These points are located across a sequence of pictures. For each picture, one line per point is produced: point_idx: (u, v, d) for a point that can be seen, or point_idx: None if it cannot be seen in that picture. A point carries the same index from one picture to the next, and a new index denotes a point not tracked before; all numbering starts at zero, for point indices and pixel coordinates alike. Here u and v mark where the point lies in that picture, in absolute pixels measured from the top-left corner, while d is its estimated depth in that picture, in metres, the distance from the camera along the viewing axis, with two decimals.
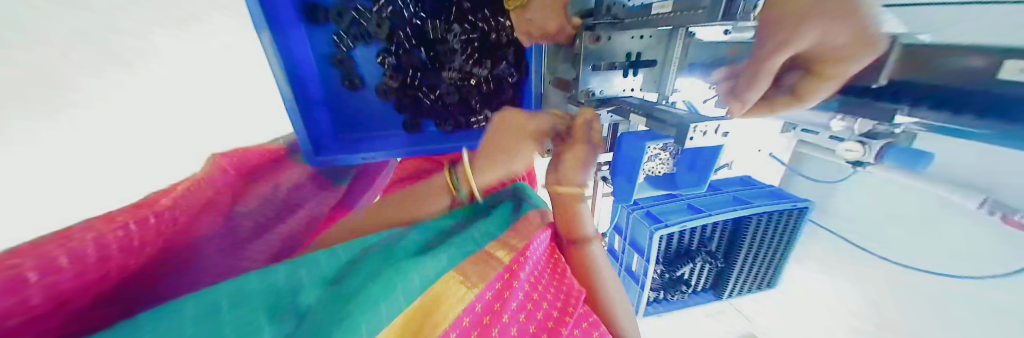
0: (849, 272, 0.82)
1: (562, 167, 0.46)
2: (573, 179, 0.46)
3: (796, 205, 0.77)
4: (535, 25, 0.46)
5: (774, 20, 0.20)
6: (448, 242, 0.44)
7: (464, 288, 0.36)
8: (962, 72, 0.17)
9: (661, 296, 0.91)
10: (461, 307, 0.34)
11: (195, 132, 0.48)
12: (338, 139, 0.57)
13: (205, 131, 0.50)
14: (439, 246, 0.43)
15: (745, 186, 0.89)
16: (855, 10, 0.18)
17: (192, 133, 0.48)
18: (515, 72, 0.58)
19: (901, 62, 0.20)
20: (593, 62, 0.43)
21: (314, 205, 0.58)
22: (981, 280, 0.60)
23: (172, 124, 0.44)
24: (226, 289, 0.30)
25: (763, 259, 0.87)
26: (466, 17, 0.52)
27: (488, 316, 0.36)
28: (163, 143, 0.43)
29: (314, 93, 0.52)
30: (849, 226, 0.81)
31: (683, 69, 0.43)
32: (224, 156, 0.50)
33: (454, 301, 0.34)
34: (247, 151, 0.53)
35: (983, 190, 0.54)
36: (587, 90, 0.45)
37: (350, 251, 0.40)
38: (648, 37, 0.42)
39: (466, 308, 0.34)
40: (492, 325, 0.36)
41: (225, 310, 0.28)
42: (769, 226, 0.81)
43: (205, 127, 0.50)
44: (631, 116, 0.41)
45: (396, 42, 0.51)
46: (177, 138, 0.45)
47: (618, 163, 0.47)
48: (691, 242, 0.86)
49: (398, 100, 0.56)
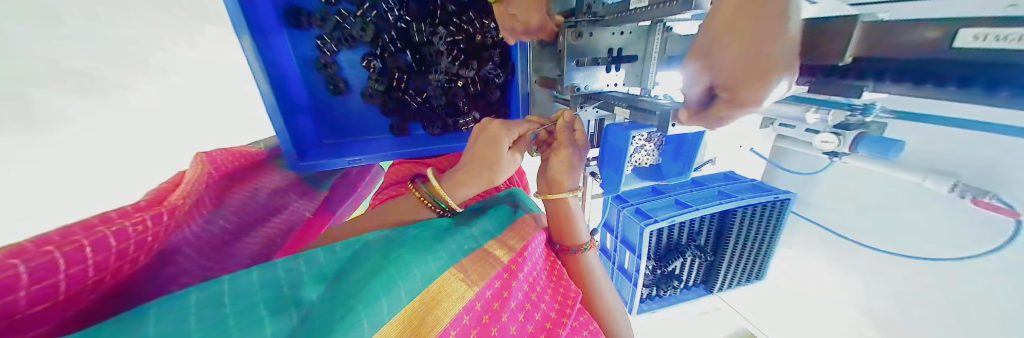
0: (832, 261, 0.88)
1: (552, 172, 0.50)
2: (562, 185, 0.50)
3: (776, 197, 0.81)
4: (517, 21, 0.42)
5: (725, 29, 0.20)
6: (449, 237, 0.42)
7: (464, 285, 0.35)
8: (917, 44, 0.19)
9: (654, 293, 0.93)
10: (461, 304, 0.33)
11: (180, 137, 0.53)
12: (320, 144, 0.56)
13: (184, 133, 0.53)
14: (443, 239, 0.42)
15: (728, 181, 0.93)
16: (759, 49, 0.19)
17: (164, 141, 0.51)
18: (502, 73, 0.57)
19: (867, 33, 0.21)
20: (576, 58, 0.41)
21: (292, 211, 0.58)
22: (963, 259, 0.65)
23: (130, 135, 0.46)
24: (223, 285, 0.29)
25: (750, 252, 0.90)
26: (451, 19, 0.52)
27: (488, 314, 0.35)
28: (142, 157, 0.47)
29: (301, 99, 0.53)
30: (830, 216, 0.87)
31: (663, 63, 0.41)
32: (208, 155, 0.47)
33: (455, 299, 0.34)
34: (231, 152, 0.50)
35: (955, 175, 0.62)
36: (572, 86, 0.43)
37: (350, 247, 0.37)
38: (629, 33, 0.40)
39: (466, 305, 0.34)
40: (491, 324, 0.35)
41: (227, 304, 0.27)
42: (753, 219, 0.84)
43: (190, 131, 0.55)
44: (614, 109, 0.40)
45: (381, 45, 0.52)
46: (146, 149, 0.48)
47: (605, 156, 0.45)
48: (680, 237, 0.88)
49: (385, 105, 0.57)
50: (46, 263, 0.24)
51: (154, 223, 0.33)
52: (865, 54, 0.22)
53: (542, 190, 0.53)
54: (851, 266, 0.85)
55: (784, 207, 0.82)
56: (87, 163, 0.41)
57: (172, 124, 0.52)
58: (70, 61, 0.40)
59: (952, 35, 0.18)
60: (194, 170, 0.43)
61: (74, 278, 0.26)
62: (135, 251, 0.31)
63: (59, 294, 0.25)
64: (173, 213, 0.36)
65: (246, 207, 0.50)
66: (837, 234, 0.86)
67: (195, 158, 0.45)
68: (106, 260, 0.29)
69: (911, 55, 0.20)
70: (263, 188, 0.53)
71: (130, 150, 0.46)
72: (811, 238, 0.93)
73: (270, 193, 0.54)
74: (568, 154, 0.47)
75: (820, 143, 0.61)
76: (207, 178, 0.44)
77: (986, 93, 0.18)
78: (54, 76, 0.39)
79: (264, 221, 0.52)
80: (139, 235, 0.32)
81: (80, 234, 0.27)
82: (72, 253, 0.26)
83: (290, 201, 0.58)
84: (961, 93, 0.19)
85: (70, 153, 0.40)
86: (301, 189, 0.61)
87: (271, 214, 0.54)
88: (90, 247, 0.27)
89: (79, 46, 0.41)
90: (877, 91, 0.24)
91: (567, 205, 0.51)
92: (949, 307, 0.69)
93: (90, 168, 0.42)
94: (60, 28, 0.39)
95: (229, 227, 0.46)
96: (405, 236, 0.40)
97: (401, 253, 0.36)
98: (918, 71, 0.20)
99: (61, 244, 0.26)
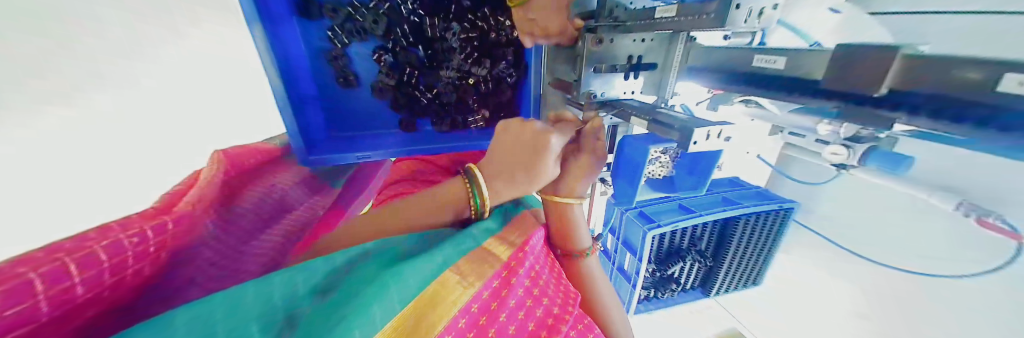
0: (830, 269, 0.90)
1: (567, 178, 0.50)
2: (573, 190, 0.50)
3: (781, 206, 0.80)
4: (537, 25, 0.43)
5: None
6: (446, 239, 0.43)
7: (460, 287, 0.35)
8: (958, 83, 0.18)
9: (651, 294, 0.94)
10: (456, 308, 0.33)
11: (191, 136, 0.55)
12: (328, 138, 0.56)
13: (195, 133, 0.56)
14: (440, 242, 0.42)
15: (732, 187, 0.93)
16: None
17: (180, 138, 0.53)
18: (514, 73, 0.56)
19: (905, 71, 0.21)
20: (594, 63, 0.40)
21: (307, 206, 0.59)
22: (963, 278, 0.66)
23: (139, 132, 0.48)
24: (220, 300, 0.30)
25: (749, 259, 0.91)
26: (465, 16, 0.51)
27: (484, 316, 0.35)
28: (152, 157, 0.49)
29: (311, 92, 0.52)
30: (833, 227, 0.87)
31: (684, 74, 0.41)
32: (226, 152, 0.51)
33: (450, 302, 0.33)
34: (246, 149, 0.54)
35: (961, 193, 0.62)
36: (589, 92, 0.43)
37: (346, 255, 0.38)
38: (649, 41, 0.39)
39: (461, 308, 0.33)
40: (488, 325, 0.34)
41: (218, 320, 0.27)
42: (756, 227, 0.84)
43: (198, 132, 0.57)
44: (631, 119, 0.39)
45: (393, 40, 0.51)
46: (152, 151, 0.49)
47: (619, 167, 0.47)
48: (682, 242, 0.88)
49: (394, 100, 0.56)
50: (56, 269, 0.25)
51: (156, 234, 0.34)
52: (906, 88, 0.21)
53: (547, 191, 0.51)
54: (857, 277, 0.84)
55: (786, 216, 0.83)
56: (102, 158, 0.43)
57: (175, 121, 0.53)
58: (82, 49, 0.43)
59: (997, 78, 0.17)
60: (209, 169, 0.47)
61: (56, 300, 0.25)
62: (135, 263, 0.32)
63: (43, 316, 0.24)
64: (177, 223, 0.37)
65: (261, 204, 0.52)
66: (838, 245, 0.86)
67: (213, 155, 0.50)
68: (100, 275, 0.28)
69: (952, 94, 0.19)
70: (278, 185, 0.56)
71: (139, 146, 0.47)
72: (813, 246, 0.93)
73: (285, 189, 0.57)
74: (586, 160, 0.48)
75: (830, 155, 0.61)
76: (219, 181, 0.47)
77: (1022, 137, 0.17)
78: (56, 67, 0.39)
79: (279, 216, 0.54)
80: (136, 247, 0.32)
81: (65, 250, 0.27)
82: (55, 272, 0.25)
83: (302, 197, 0.59)
84: (998, 134, 0.19)
85: (57, 141, 0.39)
86: (312, 184, 0.63)
87: (283, 211, 0.55)
88: (72, 263, 0.26)
89: (63, 28, 0.40)
90: (909, 124, 0.23)
91: (572, 212, 0.51)
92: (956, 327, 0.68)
93: (101, 168, 0.43)
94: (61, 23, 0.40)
95: (246, 225, 0.48)
96: (402, 244, 0.41)
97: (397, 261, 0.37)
98: (952, 109, 0.20)
99: (41, 263, 0.25)
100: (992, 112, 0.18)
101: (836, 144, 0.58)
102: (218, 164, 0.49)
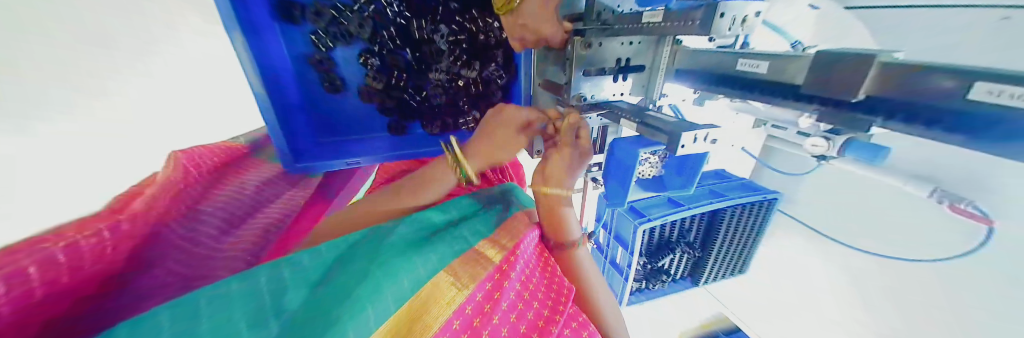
0: (811, 253, 0.93)
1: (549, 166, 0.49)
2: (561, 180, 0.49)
3: (765, 197, 0.83)
4: (528, 30, 0.42)
5: None
6: (439, 237, 0.44)
7: (454, 290, 0.36)
8: (933, 89, 0.19)
9: (642, 286, 0.96)
10: (449, 311, 0.33)
11: (178, 138, 0.53)
12: (318, 144, 0.56)
13: (188, 133, 0.55)
14: (430, 242, 0.42)
15: (720, 180, 0.94)
16: None
17: (179, 137, 0.53)
18: (504, 73, 0.56)
19: (877, 78, 0.21)
20: (585, 67, 0.40)
21: (288, 197, 0.60)
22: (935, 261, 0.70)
23: (140, 145, 0.47)
24: (200, 297, 0.30)
25: (736, 247, 0.94)
26: (453, 17, 0.50)
27: (478, 318, 0.35)
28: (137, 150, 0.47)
29: (296, 98, 0.52)
30: (813, 216, 0.91)
31: (671, 75, 0.42)
32: (184, 154, 0.49)
33: (444, 305, 0.34)
34: (207, 148, 0.52)
35: (933, 180, 0.65)
36: (579, 95, 0.43)
37: (335, 248, 0.39)
38: (638, 43, 0.40)
39: (455, 310, 0.34)
40: (481, 327, 0.34)
41: (201, 316, 0.28)
42: (742, 217, 0.87)
43: (188, 133, 0.55)
44: (623, 122, 0.40)
45: (379, 42, 0.50)
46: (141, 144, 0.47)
47: (611, 168, 0.48)
48: (671, 234, 0.90)
49: (382, 103, 0.55)
50: None
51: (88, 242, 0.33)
52: (883, 92, 0.22)
53: (537, 182, 0.50)
54: (837, 261, 0.88)
55: (771, 206, 0.85)
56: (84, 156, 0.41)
57: (173, 119, 0.52)
58: (78, 59, 0.42)
59: (966, 87, 0.17)
60: (168, 172, 0.46)
61: None
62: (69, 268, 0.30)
63: None
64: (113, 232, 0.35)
65: (235, 198, 0.52)
66: (819, 232, 0.90)
67: (171, 156, 0.48)
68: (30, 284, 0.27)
69: (927, 100, 0.20)
70: (249, 183, 0.55)
71: (128, 153, 0.46)
72: (795, 234, 0.97)
73: (256, 187, 0.55)
74: (568, 154, 0.46)
75: (811, 146, 0.63)
76: (177, 178, 0.45)
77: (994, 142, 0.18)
78: (61, 79, 0.40)
79: (261, 206, 0.55)
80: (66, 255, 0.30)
81: None
82: None
83: (281, 190, 0.59)
84: (971, 139, 0.19)
85: (48, 145, 0.37)
86: (291, 177, 0.62)
87: (260, 204, 0.55)
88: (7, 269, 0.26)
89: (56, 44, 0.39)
90: (885, 127, 0.24)
91: (561, 202, 0.49)
92: (930, 305, 0.72)
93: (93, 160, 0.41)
94: (46, 31, 0.38)
95: (223, 224, 0.48)
96: (394, 238, 0.41)
97: (390, 258, 0.37)
98: (924, 115, 0.21)
99: None
100: (967, 120, 0.18)
101: (816, 136, 0.60)
102: (175, 166, 0.47)
